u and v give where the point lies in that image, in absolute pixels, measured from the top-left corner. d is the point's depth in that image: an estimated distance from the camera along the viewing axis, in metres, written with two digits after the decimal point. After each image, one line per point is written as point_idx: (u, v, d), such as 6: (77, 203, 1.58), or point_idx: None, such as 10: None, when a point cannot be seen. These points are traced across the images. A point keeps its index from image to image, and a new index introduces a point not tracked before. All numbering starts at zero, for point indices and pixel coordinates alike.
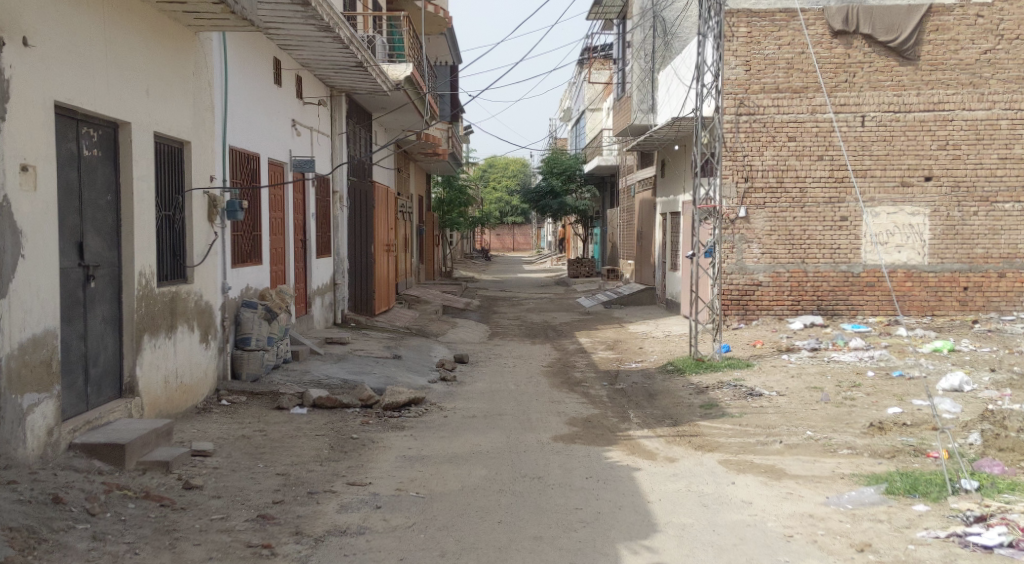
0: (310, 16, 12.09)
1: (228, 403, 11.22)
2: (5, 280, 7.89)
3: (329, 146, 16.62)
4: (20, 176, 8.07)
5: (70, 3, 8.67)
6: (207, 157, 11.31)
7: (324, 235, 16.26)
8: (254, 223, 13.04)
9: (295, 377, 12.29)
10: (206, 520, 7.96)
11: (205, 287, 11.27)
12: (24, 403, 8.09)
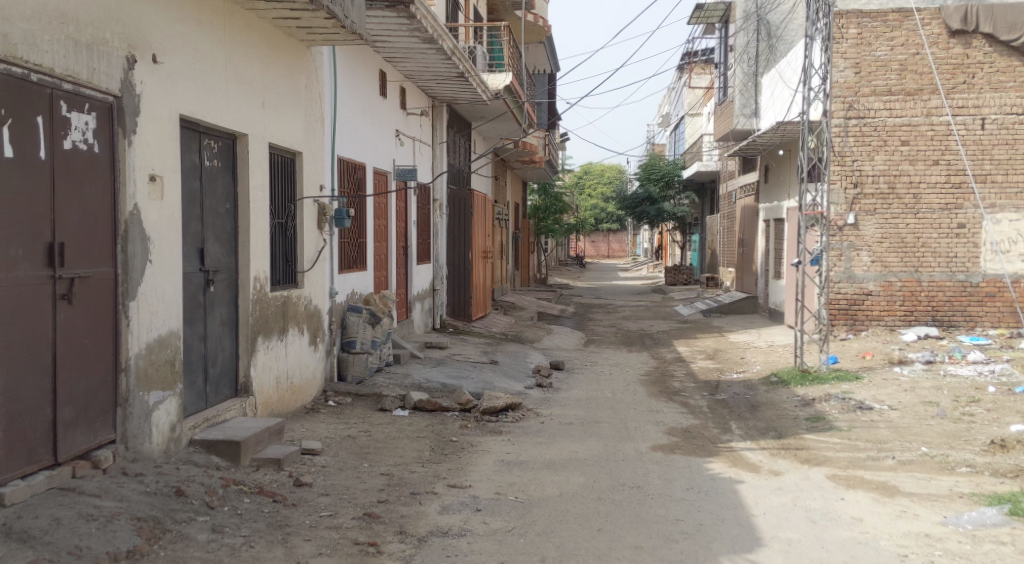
0: (414, 28, 12.53)
1: (334, 404, 11.72)
2: (134, 283, 8.45)
3: (431, 155, 17.11)
4: (148, 186, 8.62)
5: (195, 22, 9.24)
6: (317, 167, 11.84)
7: (424, 242, 16.75)
8: (359, 230, 13.58)
9: (397, 380, 12.67)
10: (316, 517, 8.38)
11: (314, 292, 11.81)
12: (150, 400, 8.66)
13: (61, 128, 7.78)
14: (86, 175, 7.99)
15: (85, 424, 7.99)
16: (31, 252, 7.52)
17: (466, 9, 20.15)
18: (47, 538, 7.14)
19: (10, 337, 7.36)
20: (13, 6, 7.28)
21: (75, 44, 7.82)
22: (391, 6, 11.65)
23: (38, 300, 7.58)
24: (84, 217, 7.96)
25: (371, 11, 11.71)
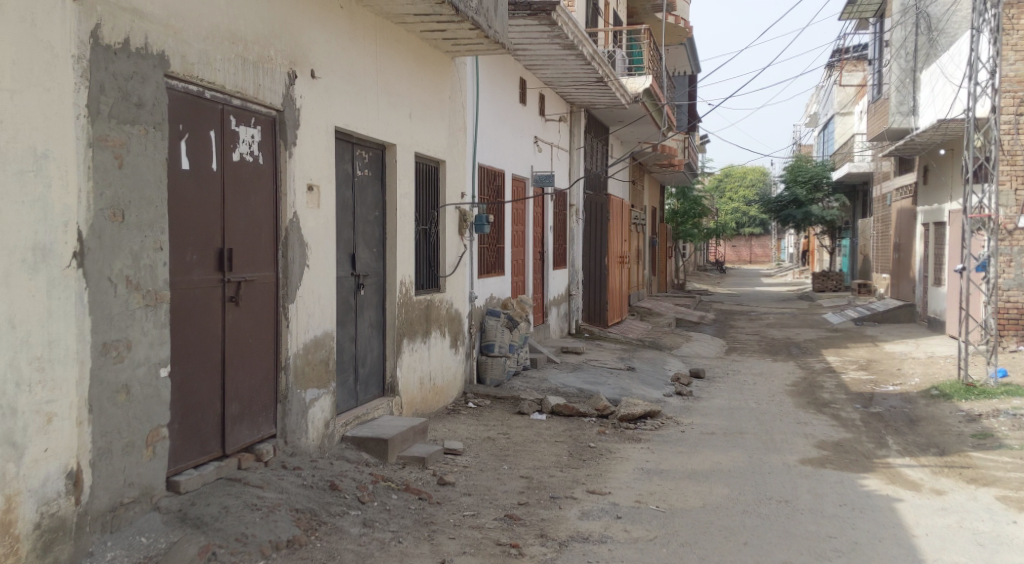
0: (555, 35, 12.82)
1: (474, 406, 12.08)
2: (293, 286, 8.66)
3: (569, 160, 17.35)
4: (306, 195, 8.85)
5: (349, 37, 9.53)
6: (459, 174, 12.22)
7: (561, 248, 17.03)
8: (499, 235, 13.94)
9: (534, 384, 12.94)
10: (459, 516, 8.31)
11: (455, 296, 12.21)
12: (307, 397, 8.91)
13: (231, 140, 7.86)
14: (252, 185, 8.13)
15: (249, 418, 8.13)
16: (205, 257, 7.59)
17: (605, 13, 20.36)
18: (218, 525, 6.97)
19: (185, 339, 7.43)
20: (192, 23, 7.27)
21: (243, 61, 7.88)
22: (533, 14, 11.92)
23: (209, 302, 7.66)
24: (249, 224, 8.09)
25: (513, 19, 12.01)
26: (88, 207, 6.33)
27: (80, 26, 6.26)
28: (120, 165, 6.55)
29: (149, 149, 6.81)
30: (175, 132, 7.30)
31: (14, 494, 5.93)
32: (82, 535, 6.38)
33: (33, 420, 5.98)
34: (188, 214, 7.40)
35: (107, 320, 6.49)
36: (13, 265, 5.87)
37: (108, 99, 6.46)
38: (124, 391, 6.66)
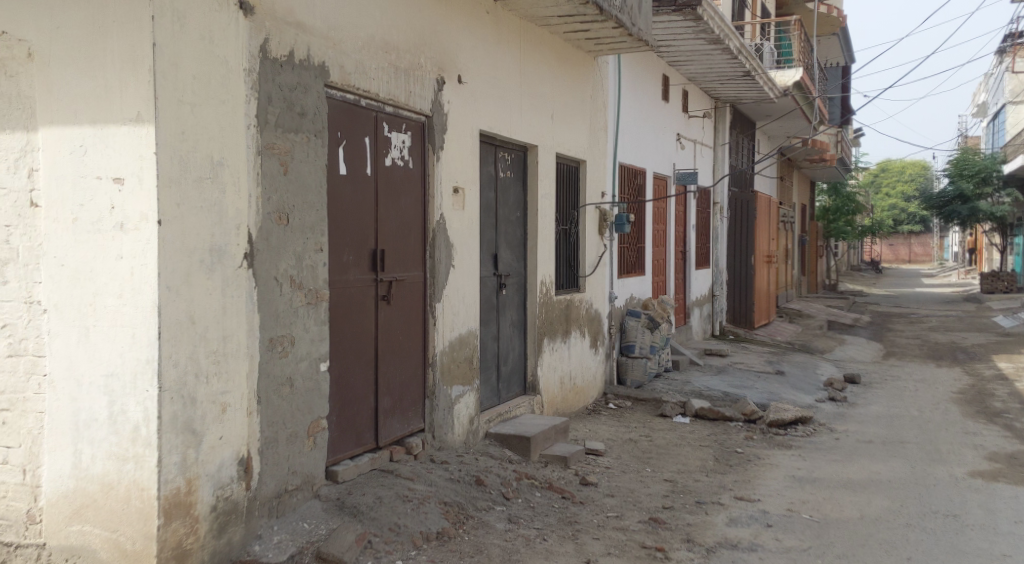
0: (702, 31, 11.82)
1: (615, 407, 10.91)
2: (440, 286, 7.89)
3: (711, 158, 16.24)
4: (452, 197, 8.06)
5: (494, 39, 8.67)
6: (600, 174, 11.05)
7: (704, 246, 16.06)
8: (637, 232, 12.76)
9: (677, 386, 11.58)
10: (603, 517, 7.37)
11: (595, 297, 11.02)
12: (453, 393, 8.09)
13: (384, 146, 7.30)
14: (404, 190, 7.51)
15: (399, 412, 7.50)
16: (362, 257, 7.10)
17: (755, 5, 19.70)
18: (373, 514, 6.35)
19: (341, 338, 6.91)
20: (348, 34, 6.77)
21: (395, 68, 7.29)
22: (679, 10, 11.03)
23: (363, 303, 7.12)
24: (400, 226, 7.50)
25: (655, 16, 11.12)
26: (256, 211, 5.84)
27: (251, 43, 5.76)
28: (286, 173, 6.05)
29: (313, 158, 6.28)
30: (334, 139, 6.81)
31: (195, 477, 5.49)
32: (253, 517, 5.89)
33: (209, 409, 5.54)
34: (347, 217, 6.95)
35: (273, 316, 5.98)
36: (192, 265, 5.43)
37: (276, 108, 5.97)
38: (289, 383, 6.13)
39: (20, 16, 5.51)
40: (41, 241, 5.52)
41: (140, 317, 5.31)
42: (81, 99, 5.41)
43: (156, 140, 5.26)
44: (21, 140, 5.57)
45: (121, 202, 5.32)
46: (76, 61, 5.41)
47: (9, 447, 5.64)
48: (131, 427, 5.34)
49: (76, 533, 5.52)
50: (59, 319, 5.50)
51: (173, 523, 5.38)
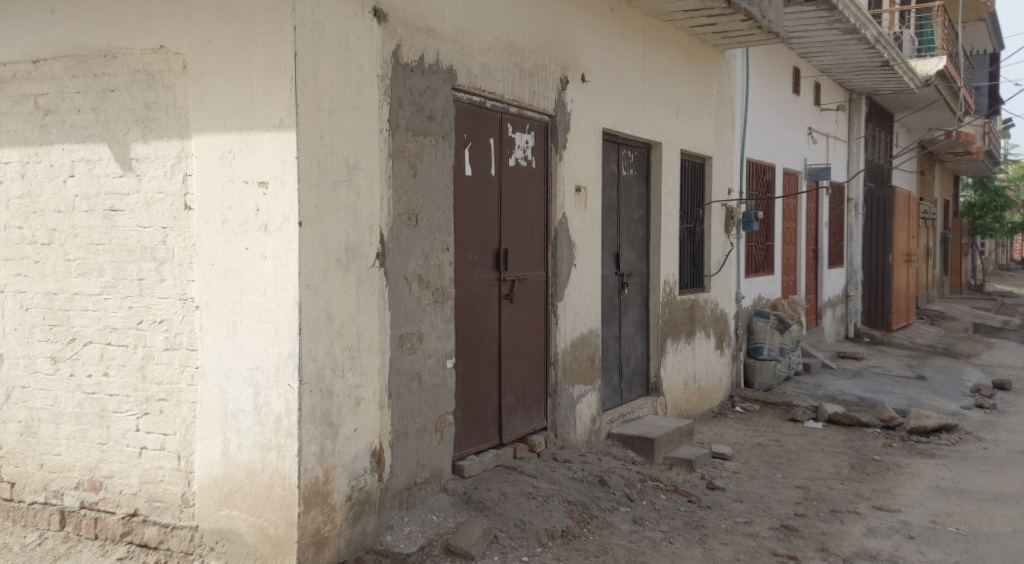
0: (836, 20, 10.29)
1: (742, 410, 9.46)
2: (560, 284, 6.81)
3: (846, 152, 14.75)
4: (575, 196, 6.95)
5: (618, 30, 7.42)
6: (727, 170, 9.29)
7: (836, 245, 14.66)
8: (767, 231, 11.58)
9: (809, 390, 10.19)
10: (731, 522, 6.47)
11: (720, 296, 9.35)
12: (574, 393, 6.98)
13: (505, 146, 6.36)
14: (526, 192, 6.55)
15: (522, 410, 6.57)
16: (485, 256, 6.22)
17: None
18: (498, 509, 5.88)
19: (466, 335, 6.11)
20: (475, 37, 6.03)
21: (520, 70, 6.38)
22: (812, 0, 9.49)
23: (485, 303, 6.25)
24: (525, 226, 6.54)
25: (786, 8, 9.68)
26: (387, 212, 5.49)
27: (382, 49, 5.42)
28: (416, 176, 5.67)
29: (444, 161, 5.85)
30: (458, 141, 6.00)
31: (331, 468, 5.22)
32: (384, 509, 5.56)
33: (345, 402, 5.28)
34: (471, 217, 6.11)
35: (403, 313, 5.61)
36: (330, 265, 5.16)
37: (407, 112, 5.59)
38: (418, 378, 5.74)
39: (169, 26, 5.16)
40: (193, 242, 5.21)
41: (284, 315, 5.05)
42: (230, 110, 5.10)
43: (298, 146, 4.98)
44: (174, 147, 5.23)
45: (265, 206, 5.06)
46: (225, 72, 5.10)
47: (166, 434, 5.32)
48: (274, 419, 5.10)
49: (225, 517, 5.23)
50: (209, 315, 5.20)
51: (312, 511, 5.13)
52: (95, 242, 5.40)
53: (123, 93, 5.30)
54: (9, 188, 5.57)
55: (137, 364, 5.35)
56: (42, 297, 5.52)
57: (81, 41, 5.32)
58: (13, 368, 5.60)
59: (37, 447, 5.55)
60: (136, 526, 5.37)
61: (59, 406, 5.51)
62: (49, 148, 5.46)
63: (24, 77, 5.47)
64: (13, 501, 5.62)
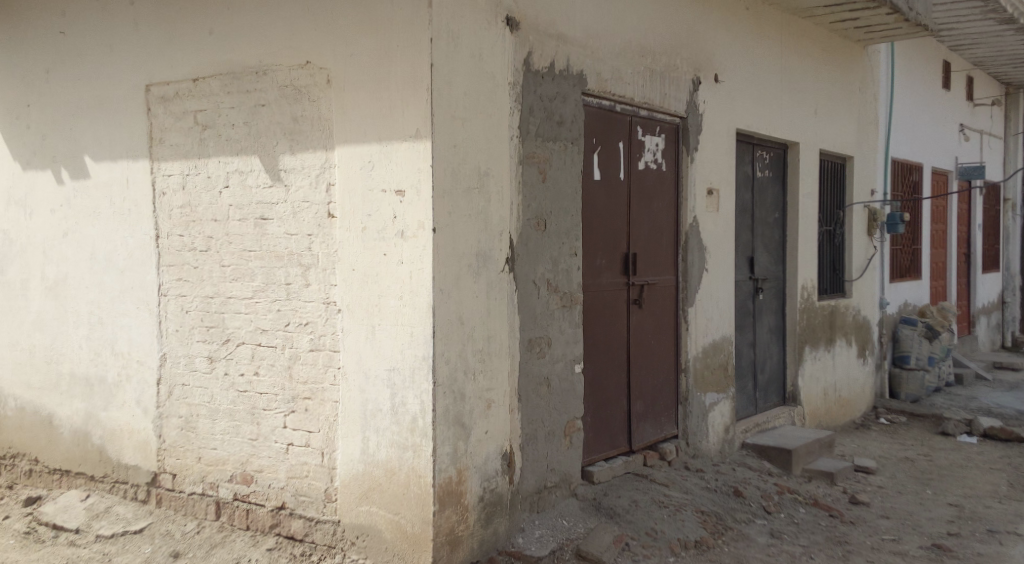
0: (992, 10, 9.77)
1: (886, 422, 9.01)
2: (692, 289, 6.74)
3: (1003, 149, 13.95)
4: (706, 200, 6.84)
5: (753, 30, 7.27)
6: (870, 169, 8.96)
7: (993, 249, 13.88)
8: (915, 234, 10.83)
9: (961, 403, 9.75)
10: (876, 539, 6.29)
11: (863, 302, 8.96)
12: (706, 401, 6.90)
13: (635, 149, 6.35)
14: (656, 196, 6.52)
15: (652, 416, 6.55)
16: (614, 261, 6.24)
17: None
18: (630, 517, 5.91)
19: (594, 340, 6.15)
20: (606, 41, 6.08)
21: (651, 72, 6.36)
22: None
23: (614, 308, 6.26)
24: (655, 230, 6.52)
25: None
26: (516, 217, 5.63)
27: (515, 56, 5.58)
28: (545, 181, 5.79)
29: (574, 166, 5.94)
30: (586, 145, 6.05)
31: (464, 469, 5.38)
32: (516, 511, 5.69)
33: (477, 404, 5.43)
34: (599, 221, 6.14)
35: (532, 317, 5.73)
36: (462, 270, 5.33)
37: (537, 118, 5.72)
38: (547, 383, 5.84)
39: (315, 42, 5.40)
40: (336, 248, 5.42)
41: (418, 318, 5.23)
42: (370, 121, 5.31)
43: (432, 155, 5.17)
44: (320, 157, 5.44)
45: (401, 213, 5.26)
46: (367, 84, 5.31)
47: (312, 431, 5.51)
48: (410, 419, 5.28)
49: (365, 513, 5.41)
50: (350, 318, 5.40)
51: (446, 511, 5.29)
52: (247, 248, 5.59)
53: (272, 107, 5.51)
54: (170, 199, 5.74)
55: (285, 364, 5.54)
56: (200, 300, 5.70)
57: (236, 59, 5.55)
58: (174, 367, 5.76)
59: (196, 441, 5.73)
60: (284, 519, 5.58)
61: (215, 403, 5.68)
62: (207, 161, 5.64)
63: (185, 94, 5.66)
64: (174, 490, 5.79)
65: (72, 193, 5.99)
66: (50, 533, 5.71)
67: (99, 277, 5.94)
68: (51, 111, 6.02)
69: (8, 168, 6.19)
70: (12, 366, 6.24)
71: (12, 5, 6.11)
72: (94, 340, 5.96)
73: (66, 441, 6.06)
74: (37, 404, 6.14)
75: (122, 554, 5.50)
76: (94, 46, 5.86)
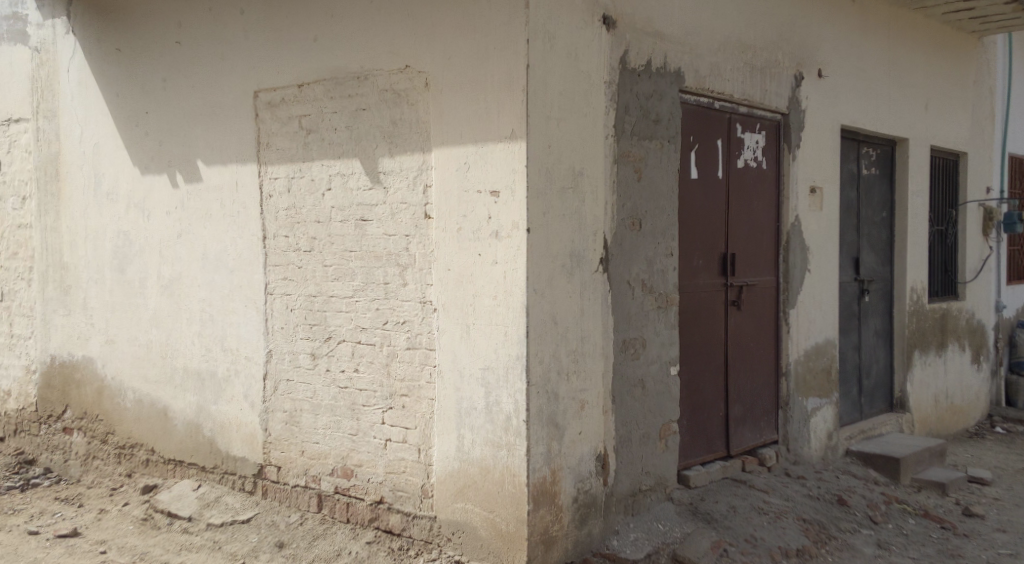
0: None
1: (1004, 431, 8.51)
2: (793, 291, 6.60)
3: None
4: (809, 199, 6.69)
5: (859, 23, 7.07)
6: (985, 166, 8.58)
7: None
8: None
9: None
10: (992, 553, 6.03)
11: (977, 306, 8.58)
12: (808, 406, 6.73)
13: (734, 148, 6.26)
14: (757, 195, 6.41)
15: (751, 421, 6.43)
16: (711, 261, 6.17)
17: None
18: (728, 523, 5.82)
19: (689, 342, 6.09)
20: (704, 38, 6.02)
21: (751, 68, 6.25)
22: None
23: (710, 310, 6.18)
24: (755, 230, 6.41)
25: None
26: (611, 217, 5.62)
27: (611, 55, 5.58)
28: (641, 180, 5.77)
29: (669, 165, 5.90)
30: (683, 143, 5.99)
31: (558, 469, 5.39)
32: (610, 513, 5.68)
33: (570, 404, 5.44)
34: (695, 221, 6.07)
35: (626, 317, 5.72)
36: (556, 270, 5.36)
37: (633, 117, 5.71)
38: (642, 385, 5.82)
39: (414, 46, 5.52)
40: (433, 249, 5.52)
41: (512, 318, 5.28)
42: (466, 124, 5.39)
43: (527, 155, 5.21)
44: (417, 160, 5.54)
45: (495, 213, 5.32)
46: (464, 87, 5.39)
47: (409, 428, 5.61)
48: (504, 418, 5.33)
49: (460, 510, 5.48)
50: (446, 317, 5.49)
51: (540, 511, 5.31)
52: (348, 248, 5.75)
53: (372, 111, 5.64)
54: (276, 201, 5.94)
55: (383, 362, 5.67)
56: (304, 298, 5.89)
57: (339, 64, 5.71)
58: (279, 362, 5.96)
59: (299, 435, 5.92)
60: (381, 513, 5.70)
61: (317, 398, 5.86)
62: (311, 164, 5.82)
63: (291, 100, 5.86)
64: (279, 482, 5.99)
65: (186, 196, 6.26)
66: (165, 519, 5.99)
67: (210, 276, 6.19)
68: (167, 119, 6.30)
69: (129, 173, 6.48)
70: (132, 361, 6.52)
71: (132, 19, 6.41)
72: (206, 337, 6.22)
73: (180, 432, 6.33)
74: (155, 397, 6.42)
75: (231, 542, 5.73)
76: (207, 55, 6.12)
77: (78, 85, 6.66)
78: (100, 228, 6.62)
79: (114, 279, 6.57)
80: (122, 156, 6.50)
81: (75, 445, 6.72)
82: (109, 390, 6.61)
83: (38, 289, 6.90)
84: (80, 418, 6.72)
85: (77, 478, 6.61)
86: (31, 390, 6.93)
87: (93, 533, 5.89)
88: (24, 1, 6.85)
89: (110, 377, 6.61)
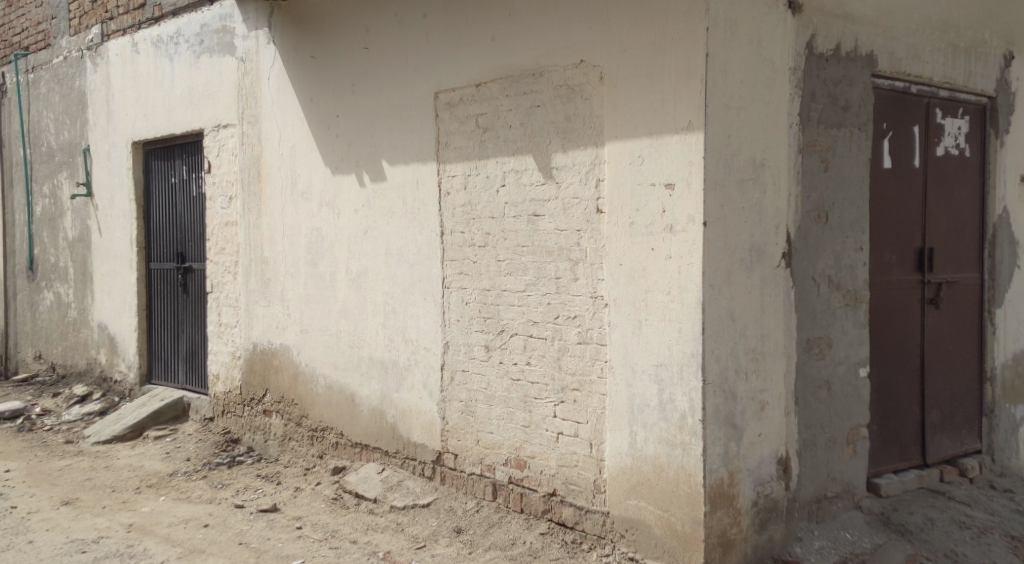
0: None
1: None
2: (1002, 288, 6.13)
3: None
4: (1019, 188, 6.21)
5: None
6: None
7: None
8: None
9: None
10: None
11: None
12: (1018, 414, 6.28)
13: (933, 134, 5.86)
14: (959, 185, 5.98)
15: (951, 428, 6.02)
16: (906, 257, 5.80)
17: None
18: (925, 536, 5.44)
19: (883, 342, 5.74)
20: (902, 18, 5.68)
21: (955, 49, 5.88)
22: None
23: (903, 309, 5.81)
24: (956, 223, 5.98)
25: None
26: (795, 209, 5.37)
27: (797, 40, 5.32)
28: (828, 171, 5.47)
29: (861, 154, 5.58)
30: (875, 131, 5.66)
31: (736, 471, 5.22)
32: (793, 519, 5.43)
33: (749, 405, 5.25)
34: (887, 213, 5.71)
35: (811, 315, 5.45)
36: (733, 265, 5.18)
37: (820, 104, 5.42)
38: (828, 387, 5.53)
39: (590, 42, 5.49)
40: (604, 244, 5.48)
41: (687, 314, 5.16)
42: (641, 116, 5.31)
43: (705, 146, 5.07)
44: (589, 155, 5.52)
45: (670, 207, 5.21)
46: (638, 79, 5.31)
47: (579, 423, 5.62)
48: (679, 416, 5.22)
49: (633, 506, 5.42)
50: (617, 314, 5.44)
51: (718, 513, 5.17)
52: (521, 243, 5.81)
53: (547, 107, 5.67)
54: (454, 199, 6.10)
55: (555, 356, 5.70)
56: (479, 292, 6.02)
57: (515, 63, 5.79)
58: (455, 354, 6.13)
59: (475, 424, 6.06)
60: (554, 506, 5.73)
61: (492, 389, 5.97)
62: (487, 161, 5.93)
63: (469, 99, 6.00)
64: (456, 470, 6.17)
65: (371, 195, 6.55)
66: (353, 500, 6.34)
67: (393, 270, 6.45)
68: (356, 121, 6.62)
69: (322, 173, 6.85)
70: (324, 350, 6.90)
71: (328, 27, 6.77)
72: (389, 328, 6.49)
73: (366, 418, 6.64)
74: (344, 384, 6.78)
75: (413, 525, 5.96)
76: (393, 59, 6.37)
77: (278, 91, 7.11)
78: (296, 224, 7.05)
79: (309, 272, 6.97)
80: (316, 157, 6.88)
81: (274, 425, 7.22)
82: (304, 376, 7.03)
83: (242, 281, 7.44)
84: (278, 402, 7.20)
85: (274, 458, 7.11)
86: (236, 373, 7.49)
87: (290, 510, 6.31)
88: (233, 15, 7.43)
89: (304, 363, 7.03)
